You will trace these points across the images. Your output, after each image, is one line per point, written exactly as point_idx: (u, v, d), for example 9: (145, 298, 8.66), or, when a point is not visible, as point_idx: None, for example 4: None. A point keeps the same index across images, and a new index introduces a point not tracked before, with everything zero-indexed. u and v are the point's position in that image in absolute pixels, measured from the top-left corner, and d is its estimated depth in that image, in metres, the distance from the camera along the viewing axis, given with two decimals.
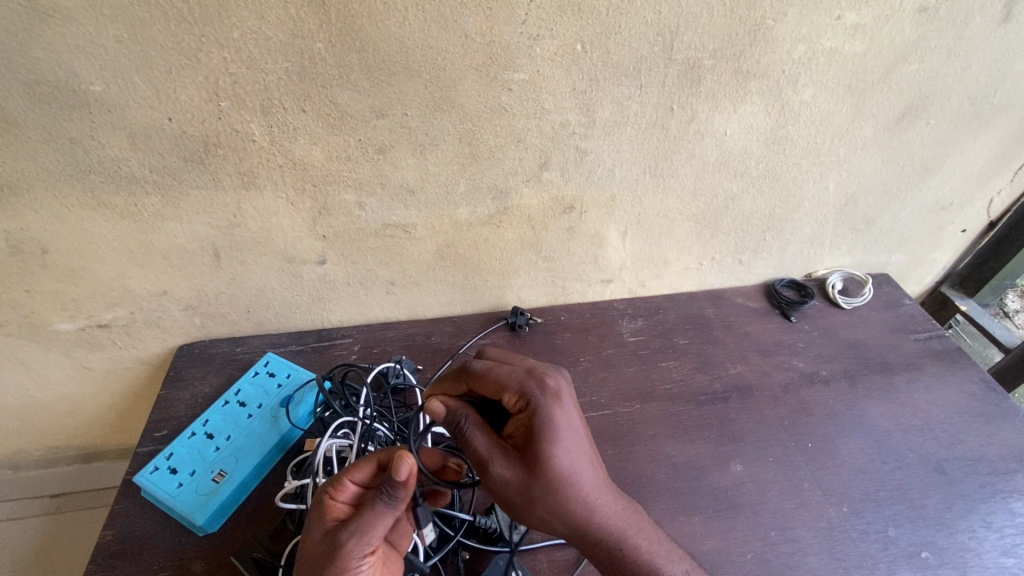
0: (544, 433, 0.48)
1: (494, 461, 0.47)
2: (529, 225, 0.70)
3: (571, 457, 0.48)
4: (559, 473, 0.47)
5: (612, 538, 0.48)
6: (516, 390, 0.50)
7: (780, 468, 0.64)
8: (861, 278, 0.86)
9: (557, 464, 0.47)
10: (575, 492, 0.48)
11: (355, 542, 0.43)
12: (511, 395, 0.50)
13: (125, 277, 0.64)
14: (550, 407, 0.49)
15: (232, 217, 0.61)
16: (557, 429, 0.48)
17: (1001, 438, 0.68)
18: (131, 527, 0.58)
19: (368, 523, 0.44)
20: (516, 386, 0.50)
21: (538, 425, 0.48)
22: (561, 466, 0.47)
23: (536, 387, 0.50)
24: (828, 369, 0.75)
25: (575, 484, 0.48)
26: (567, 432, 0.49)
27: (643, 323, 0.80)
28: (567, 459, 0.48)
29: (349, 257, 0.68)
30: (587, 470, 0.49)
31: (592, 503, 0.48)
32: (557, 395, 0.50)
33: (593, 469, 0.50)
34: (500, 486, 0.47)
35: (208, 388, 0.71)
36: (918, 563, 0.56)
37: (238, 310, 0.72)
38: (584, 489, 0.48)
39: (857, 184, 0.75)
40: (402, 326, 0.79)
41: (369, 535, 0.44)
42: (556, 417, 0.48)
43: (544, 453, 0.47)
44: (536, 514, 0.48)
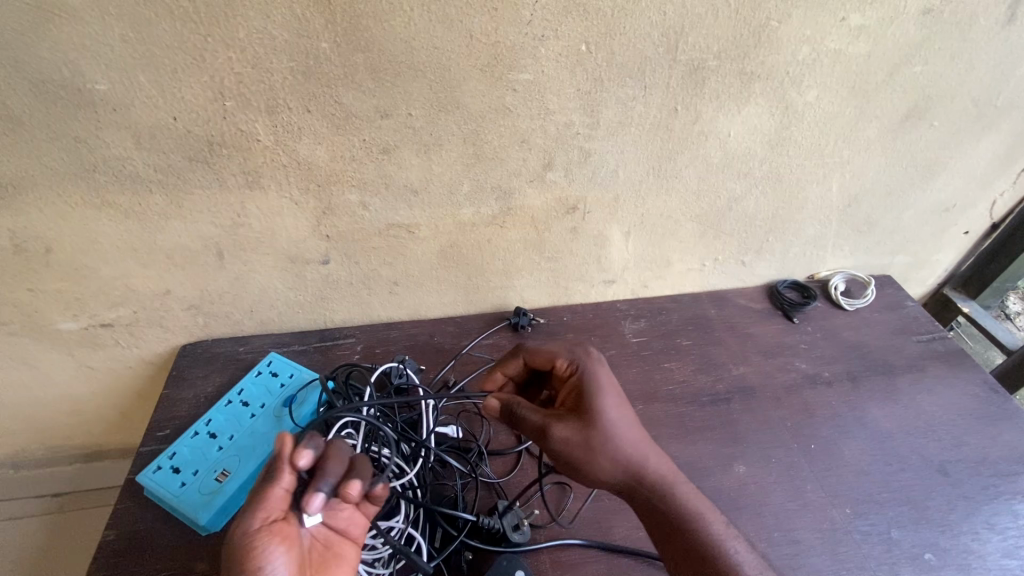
0: (595, 392, 0.52)
1: (553, 425, 0.51)
2: (532, 226, 0.70)
3: (619, 414, 0.52)
4: (612, 426, 0.51)
5: (663, 488, 0.51)
6: (566, 361, 0.55)
7: (782, 469, 0.64)
8: (864, 280, 0.86)
9: (608, 418, 0.51)
10: (625, 445, 0.51)
11: (247, 520, 0.42)
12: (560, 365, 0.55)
13: (128, 276, 0.64)
14: (595, 369, 0.54)
15: (236, 216, 0.61)
16: (603, 388, 0.53)
17: (1004, 440, 0.68)
18: (134, 526, 0.58)
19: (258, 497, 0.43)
20: (564, 354, 0.56)
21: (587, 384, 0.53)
22: (611, 419, 0.52)
23: (580, 355, 0.56)
24: (831, 371, 0.75)
25: (625, 437, 0.52)
26: (612, 392, 0.53)
27: (646, 324, 0.80)
28: (616, 413, 0.52)
29: (352, 257, 0.68)
30: (632, 425, 0.53)
31: (642, 455, 0.52)
32: (598, 364, 0.55)
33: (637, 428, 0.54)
34: (563, 446, 0.50)
35: (211, 388, 0.71)
36: (920, 564, 0.56)
37: (241, 309, 0.72)
38: (632, 442, 0.52)
39: (861, 186, 0.75)
40: (405, 326, 0.79)
41: (259, 509, 0.43)
42: (601, 378, 0.54)
43: (598, 407, 0.52)
44: (594, 467, 0.51)
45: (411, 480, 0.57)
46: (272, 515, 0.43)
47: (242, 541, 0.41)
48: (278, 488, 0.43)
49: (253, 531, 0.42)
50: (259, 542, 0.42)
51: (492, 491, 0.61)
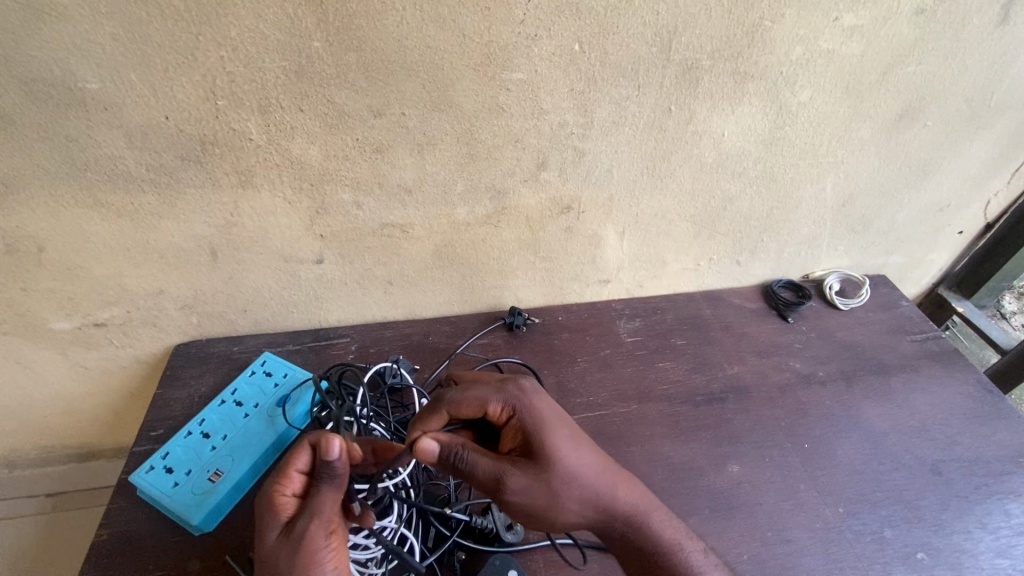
0: (544, 432, 0.48)
1: (509, 473, 0.46)
2: (527, 225, 0.70)
3: (576, 449, 0.49)
4: (571, 470, 0.48)
5: (635, 522, 0.50)
6: (501, 401, 0.49)
7: (776, 469, 0.64)
8: (859, 279, 0.86)
9: (564, 460, 0.48)
10: (590, 485, 0.49)
11: (314, 525, 0.43)
12: (495, 404, 0.49)
13: (121, 276, 0.64)
14: (537, 404, 0.49)
15: (229, 216, 0.61)
16: (551, 426, 0.49)
17: (997, 439, 0.68)
18: (126, 526, 0.58)
19: (316, 502, 0.44)
20: (498, 397, 0.49)
21: (534, 426, 0.48)
22: (570, 463, 0.48)
23: (516, 391, 0.49)
24: (825, 370, 0.75)
25: (587, 477, 0.48)
26: (564, 426, 0.50)
27: (641, 323, 0.80)
28: (574, 454, 0.49)
29: (346, 256, 0.68)
30: (592, 458, 0.50)
31: (607, 490, 0.49)
32: (541, 398, 0.50)
33: (598, 457, 0.51)
34: (521, 496, 0.46)
35: (204, 387, 0.71)
36: (913, 564, 0.57)
37: (235, 309, 0.72)
38: (595, 477, 0.49)
39: (855, 186, 0.75)
40: (400, 326, 0.78)
41: (324, 513, 0.44)
42: (546, 413, 0.49)
43: (551, 452, 0.48)
44: (561, 510, 0.48)
45: (405, 479, 0.56)
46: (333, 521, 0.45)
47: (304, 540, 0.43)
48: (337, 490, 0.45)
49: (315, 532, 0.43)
50: (322, 545, 0.43)
51: None
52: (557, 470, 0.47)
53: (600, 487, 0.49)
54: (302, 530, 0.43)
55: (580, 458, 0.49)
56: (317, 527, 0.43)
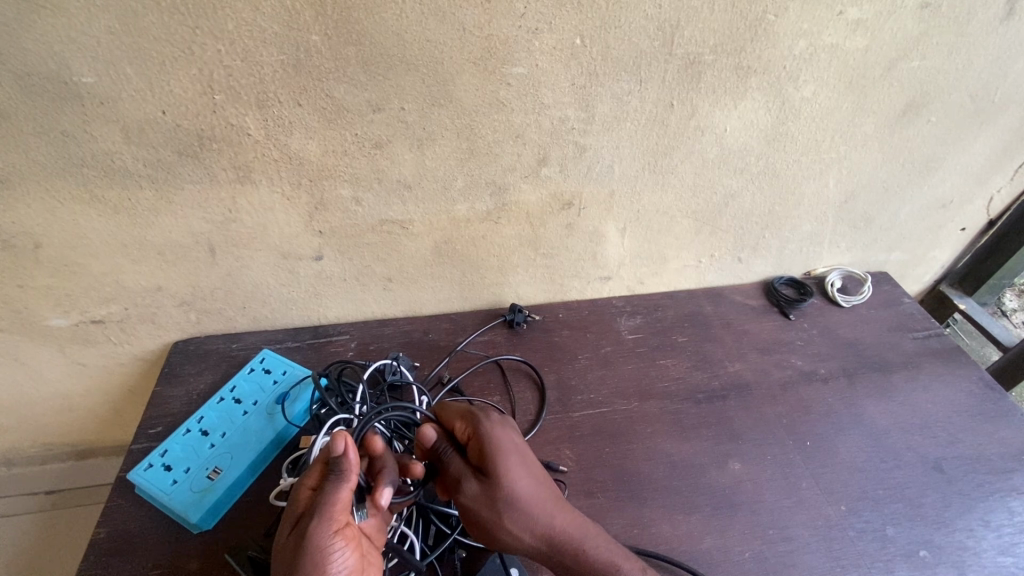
0: (497, 454, 0.50)
1: (465, 480, 0.50)
2: (528, 222, 0.69)
3: (529, 474, 0.51)
4: (518, 491, 0.49)
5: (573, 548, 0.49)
6: (467, 418, 0.52)
7: (778, 466, 0.64)
8: (860, 276, 0.86)
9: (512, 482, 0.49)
10: (535, 511, 0.50)
11: (323, 525, 0.43)
12: (460, 421, 0.52)
13: (119, 272, 0.64)
14: (498, 431, 0.52)
15: (227, 212, 0.61)
16: (506, 453, 0.50)
17: (999, 437, 0.68)
18: (124, 524, 0.58)
19: (326, 501, 0.43)
20: (467, 415, 0.52)
21: (488, 446, 0.50)
22: (518, 486, 0.50)
23: (484, 415, 0.52)
24: (827, 368, 0.75)
25: (533, 502, 0.50)
26: (518, 451, 0.52)
27: (641, 320, 0.80)
28: (522, 478, 0.50)
29: (345, 253, 0.68)
30: (539, 486, 0.51)
31: (552, 516, 0.50)
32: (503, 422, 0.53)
33: (547, 486, 0.52)
34: (470, 503, 0.49)
35: (203, 385, 0.71)
36: (915, 562, 0.56)
37: (234, 305, 0.72)
38: (544, 503, 0.50)
39: (857, 182, 0.75)
40: (399, 323, 0.78)
41: (334, 514, 0.43)
42: (505, 437, 0.52)
43: (501, 474, 0.49)
44: (505, 527, 0.49)
45: None
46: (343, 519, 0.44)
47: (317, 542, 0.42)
48: (346, 490, 0.44)
49: (324, 535, 0.43)
50: (334, 544, 0.43)
51: None
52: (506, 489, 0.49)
53: (547, 513, 0.50)
54: (312, 529, 0.43)
55: (527, 480, 0.51)
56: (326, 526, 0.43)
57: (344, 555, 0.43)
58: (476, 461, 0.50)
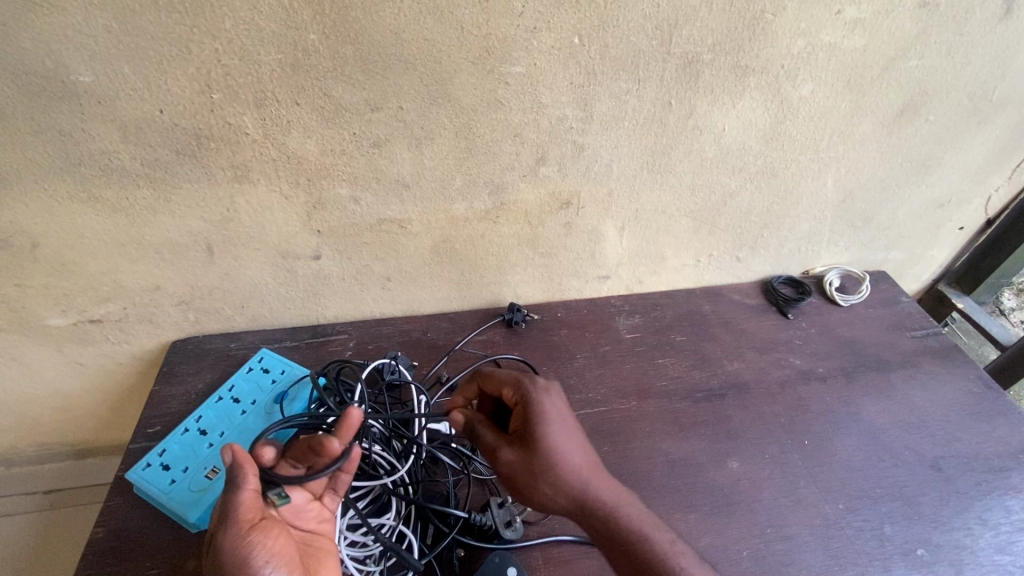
0: (540, 419, 0.51)
1: (500, 447, 0.51)
2: (526, 221, 0.69)
3: (569, 438, 0.52)
4: (555, 456, 0.50)
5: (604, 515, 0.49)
6: (514, 385, 0.54)
7: (776, 465, 0.64)
8: (859, 275, 0.86)
9: (551, 446, 0.50)
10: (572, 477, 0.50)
11: (231, 531, 0.41)
12: (507, 388, 0.54)
13: (117, 272, 0.64)
14: (541, 398, 0.53)
15: (225, 211, 0.61)
16: (546, 419, 0.51)
17: (997, 435, 0.68)
18: (122, 523, 0.57)
19: (229, 511, 0.41)
20: (512, 382, 0.54)
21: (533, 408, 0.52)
22: (556, 452, 0.50)
23: (528, 381, 0.54)
24: (825, 367, 0.75)
25: (570, 469, 0.50)
26: (562, 415, 0.53)
27: (640, 320, 0.80)
28: (561, 444, 0.51)
29: (344, 252, 0.68)
30: (578, 454, 0.51)
31: (586, 481, 0.50)
32: (548, 389, 0.54)
33: (587, 453, 0.52)
34: (506, 469, 0.50)
35: (201, 384, 0.70)
36: (913, 561, 0.56)
37: (232, 305, 0.72)
38: (582, 467, 0.51)
39: (856, 182, 0.75)
40: (397, 322, 0.78)
41: (240, 516, 0.42)
42: (551, 403, 0.53)
43: (540, 438, 0.50)
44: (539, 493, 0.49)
45: (402, 477, 0.56)
46: (254, 516, 0.42)
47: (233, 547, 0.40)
48: (248, 493, 0.42)
49: (237, 539, 0.41)
50: (250, 543, 0.41)
51: (485, 488, 0.61)
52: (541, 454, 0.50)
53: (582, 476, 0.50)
54: (220, 544, 0.40)
55: (568, 442, 0.52)
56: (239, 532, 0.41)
57: (268, 546, 0.42)
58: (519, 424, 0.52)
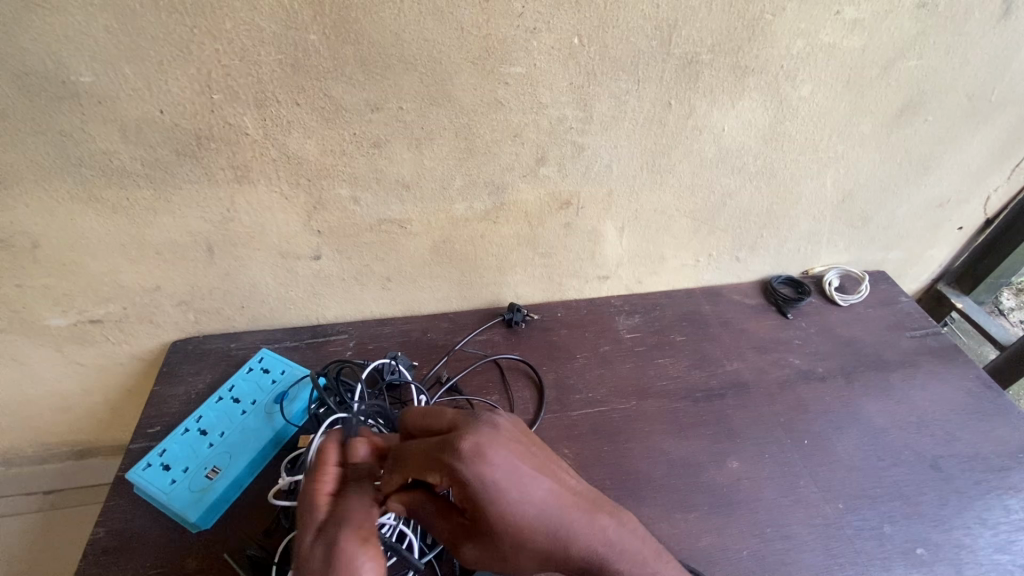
0: (491, 503, 0.39)
1: (462, 544, 0.42)
2: (526, 221, 0.69)
3: (528, 511, 0.39)
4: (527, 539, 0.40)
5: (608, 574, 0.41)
6: (437, 466, 0.40)
7: (775, 464, 0.64)
8: (858, 275, 0.86)
9: (516, 537, 0.40)
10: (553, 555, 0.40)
11: (351, 533, 0.39)
12: (436, 469, 0.40)
13: (117, 272, 0.64)
14: (482, 476, 0.39)
15: (225, 211, 0.61)
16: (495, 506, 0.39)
17: (996, 435, 0.68)
18: (123, 523, 0.58)
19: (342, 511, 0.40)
20: (438, 460, 0.40)
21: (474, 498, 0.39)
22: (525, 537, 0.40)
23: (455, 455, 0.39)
24: (825, 366, 0.75)
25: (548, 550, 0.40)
26: (511, 487, 0.39)
27: (639, 320, 0.80)
28: (533, 521, 0.40)
29: (344, 252, 0.68)
30: (552, 528, 0.40)
31: (572, 554, 0.41)
32: (483, 453, 0.39)
33: (559, 509, 0.41)
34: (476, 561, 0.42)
35: (202, 384, 0.71)
36: (912, 560, 0.57)
37: (232, 305, 0.72)
38: (564, 539, 0.40)
39: (855, 182, 0.75)
40: (398, 322, 0.78)
41: (359, 519, 0.40)
42: (494, 470, 0.39)
43: (498, 530, 0.40)
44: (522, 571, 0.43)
45: None
46: (367, 525, 0.40)
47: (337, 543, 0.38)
48: (359, 496, 0.42)
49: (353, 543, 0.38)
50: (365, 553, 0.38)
51: None
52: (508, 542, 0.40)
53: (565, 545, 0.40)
54: (338, 542, 0.38)
55: (531, 516, 0.39)
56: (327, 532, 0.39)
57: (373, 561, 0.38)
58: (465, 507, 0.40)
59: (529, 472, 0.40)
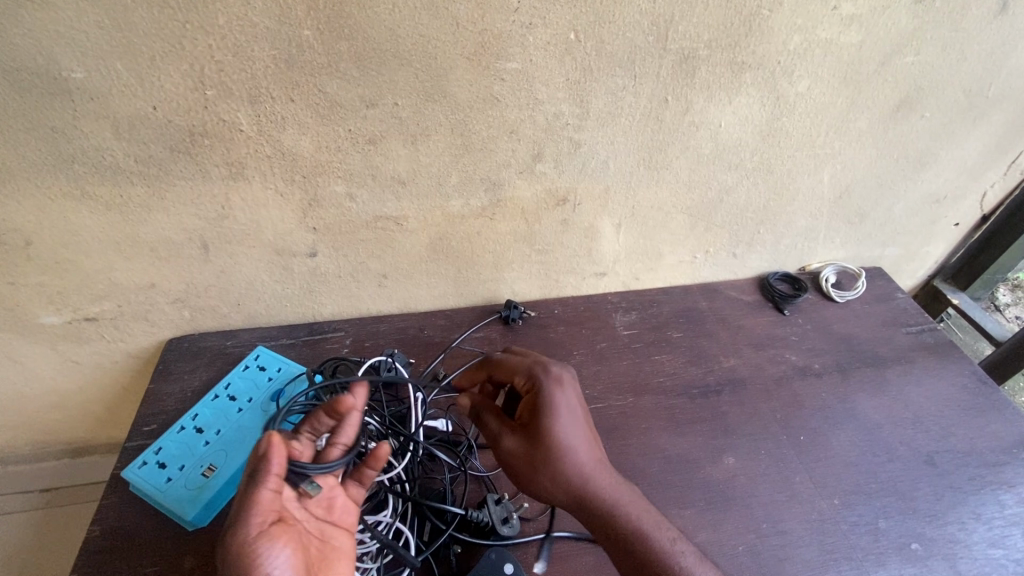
0: (547, 412, 0.53)
1: (504, 435, 0.53)
2: (523, 218, 0.69)
3: (572, 433, 0.53)
4: (563, 443, 0.52)
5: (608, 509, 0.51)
6: (527, 375, 0.56)
7: (771, 460, 0.64)
8: (855, 272, 0.86)
9: (557, 438, 0.52)
10: (575, 468, 0.52)
11: (246, 530, 0.40)
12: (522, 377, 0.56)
13: (112, 270, 0.63)
14: (556, 390, 0.54)
15: (220, 208, 0.61)
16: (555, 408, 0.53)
17: (990, 430, 0.68)
18: (119, 521, 0.57)
19: (248, 505, 0.40)
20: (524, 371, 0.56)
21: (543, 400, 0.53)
22: (564, 444, 0.52)
23: (543, 372, 0.56)
24: (821, 363, 0.75)
25: (574, 461, 0.52)
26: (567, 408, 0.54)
27: (636, 316, 0.80)
28: (571, 435, 0.53)
29: (340, 249, 0.68)
30: (585, 446, 0.53)
31: (587, 478, 0.51)
32: (562, 380, 0.55)
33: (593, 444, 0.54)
34: (506, 456, 0.53)
35: (197, 382, 0.70)
36: (907, 555, 0.57)
37: (227, 302, 0.71)
38: (586, 460, 0.52)
39: (852, 177, 0.75)
40: (394, 319, 0.78)
41: (254, 517, 0.40)
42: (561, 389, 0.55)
43: (547, 427, 0.52)
44: (535, 483, 0.52)
45: (399, 474, 0.56)
46: (267, 519, 0.41)
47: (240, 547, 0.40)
48: (266, 492, 0.41)
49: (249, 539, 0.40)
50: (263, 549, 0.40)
51: (482, 485, 0.60)
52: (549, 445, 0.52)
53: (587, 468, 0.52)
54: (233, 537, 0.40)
55: (572, 436, 0.53)
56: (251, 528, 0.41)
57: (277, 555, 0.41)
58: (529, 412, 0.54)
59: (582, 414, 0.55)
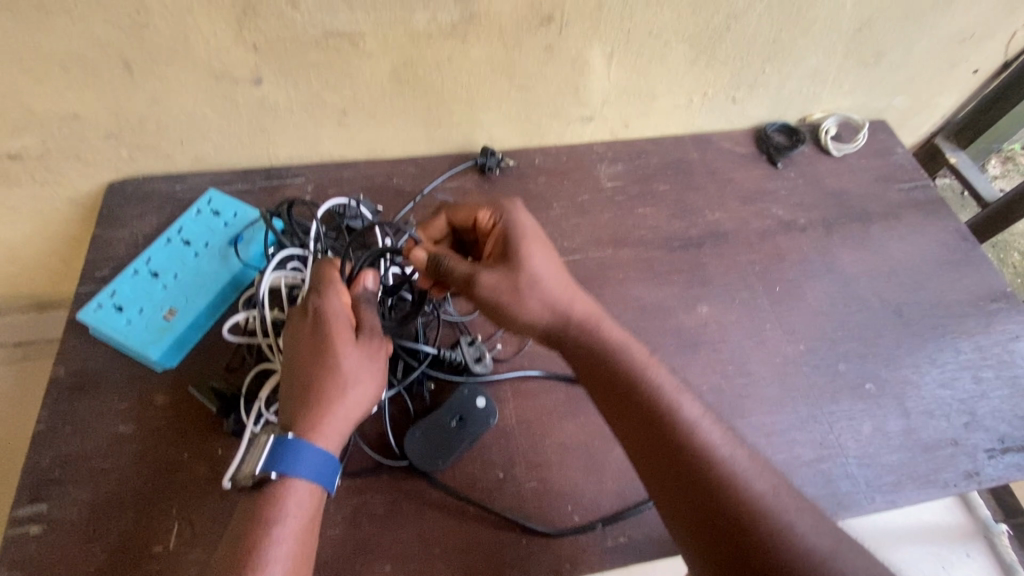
0: (515, 240, 0.50)
1: (480, 272, 0.49)
2: (500, 41, 0.60)
3: (534, 271, 0.49)
4: (539, 271, 0.50)
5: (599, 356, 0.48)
6: (487, 212, 0.52)
7: (744, 309, 0.65)
8: (858, 123, 0.79)
9: (531, 264, 0.50)
10: (552, 291, 0.50)
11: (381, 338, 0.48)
12: (481, 214, 0.52)
13: (21, 93, 0.54)
14: (517, 223, 0.51)
15: (135, 13, 0.51)
16: (525, 240, 0.50)
17: (962, 284, 0.69)
18: (84, 362, 0.56)
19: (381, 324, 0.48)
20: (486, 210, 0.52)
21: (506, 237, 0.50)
22: (538, 268, 0.50)
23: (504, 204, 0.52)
24: (807, 218, 0.72)
25: (552, 281, 0.50)
26: (535, 240, 0.51)
27: (622, 168, 0.74)
28: (545, 261, 0.50)
29: (289, 75, 0.59)
30: (560, 272, 0.51)
31: (566, 301, 0.50)
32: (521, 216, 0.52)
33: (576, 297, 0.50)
34: (490, 291, 0.49)
35: (148, 227, 0.65)
36: (860, 393, 0.60)
37: (169, 140, 0.64)
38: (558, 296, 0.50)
39: (877, 4, 0.66)
40: (360, 166, 0.71)
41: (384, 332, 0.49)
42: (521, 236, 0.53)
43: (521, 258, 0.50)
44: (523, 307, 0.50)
45: None
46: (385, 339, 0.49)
47: (374, 356, 0.47)
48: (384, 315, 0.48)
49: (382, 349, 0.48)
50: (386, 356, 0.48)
51: (455, 329, 0.60)
52: (505, 297, 0.49)
53: (564, 304, 0.50)
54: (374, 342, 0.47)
55: (538, 270, 0.50)
56: (373, 340, 0.47)
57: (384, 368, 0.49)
58: (496, 253, 0.51)
59: (554, 253, 0.52)
